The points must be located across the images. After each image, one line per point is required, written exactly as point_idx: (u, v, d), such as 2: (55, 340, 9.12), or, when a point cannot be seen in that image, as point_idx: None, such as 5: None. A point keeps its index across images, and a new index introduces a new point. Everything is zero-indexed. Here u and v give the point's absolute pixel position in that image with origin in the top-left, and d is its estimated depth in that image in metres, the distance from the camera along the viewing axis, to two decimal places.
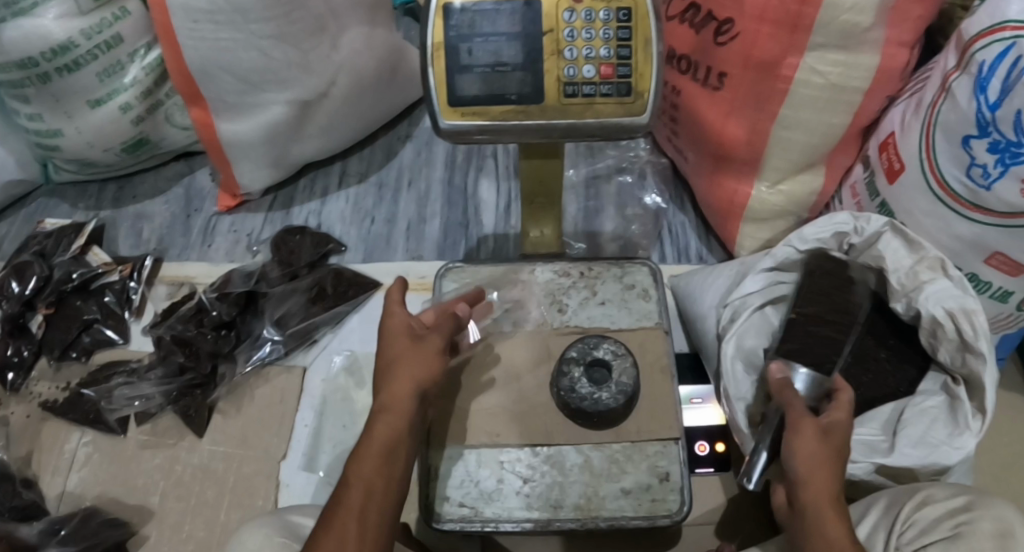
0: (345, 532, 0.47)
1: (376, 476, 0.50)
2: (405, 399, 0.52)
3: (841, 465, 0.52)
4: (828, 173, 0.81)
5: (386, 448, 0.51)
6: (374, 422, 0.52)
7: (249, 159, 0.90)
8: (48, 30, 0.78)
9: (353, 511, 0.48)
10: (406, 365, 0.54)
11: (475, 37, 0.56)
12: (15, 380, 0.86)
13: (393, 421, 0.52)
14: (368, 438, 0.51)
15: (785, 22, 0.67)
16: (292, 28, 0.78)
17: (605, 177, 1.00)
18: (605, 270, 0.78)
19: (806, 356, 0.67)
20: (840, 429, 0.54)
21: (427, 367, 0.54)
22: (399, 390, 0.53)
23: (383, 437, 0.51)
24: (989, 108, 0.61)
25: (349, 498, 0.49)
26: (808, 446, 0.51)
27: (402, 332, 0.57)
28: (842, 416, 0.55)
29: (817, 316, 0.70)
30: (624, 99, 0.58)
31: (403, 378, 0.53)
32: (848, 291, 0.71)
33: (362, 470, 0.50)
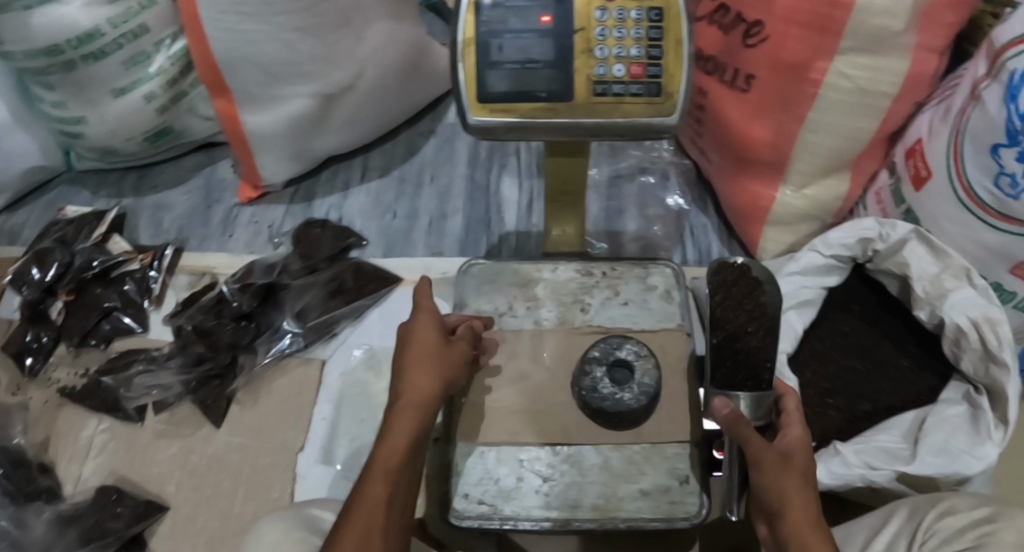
0: (373, 518, 0.47)
1: (394, 471, 0.50)
2: (430, 394, 0.54)
3: (813, 486, 0.49)
4: (853, 179, 0.81)
5: (412, 439, 0.51)
6: (400, 413, 0.52)
7: (271, 151, 0.90)
8: (74, 18, 0.78)
9: (381, 502, 0.48)
10: (428, 363, 0.56)
11: (505, 33, 0.56)
12: (34, 366, 0.86)
13: (420, 413, 0.53)
14: (393, 426, 0.52)
15: (816, 25, 0.66)
16: (318, 21, 0.78)
17: (627, 177, 0.99)
18: (628, 271, 0.78)
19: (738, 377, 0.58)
20: (800, 447, 0.50)
21: (446, 368, 0.56)
22: (427, 382, 0.54)
23: (407, 432, 0.52)
24: (1019, 116, 0.60)
25: (372, 488, 0.49)
26: (778, 479, 0.48)
27: (422, 329, 0.58)
28: (797, 431, 0.51)
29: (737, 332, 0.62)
30: (653, 99, 0.57)
31: (424, 374, 0.55)
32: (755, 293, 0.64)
33: (386, 458, 0.50)
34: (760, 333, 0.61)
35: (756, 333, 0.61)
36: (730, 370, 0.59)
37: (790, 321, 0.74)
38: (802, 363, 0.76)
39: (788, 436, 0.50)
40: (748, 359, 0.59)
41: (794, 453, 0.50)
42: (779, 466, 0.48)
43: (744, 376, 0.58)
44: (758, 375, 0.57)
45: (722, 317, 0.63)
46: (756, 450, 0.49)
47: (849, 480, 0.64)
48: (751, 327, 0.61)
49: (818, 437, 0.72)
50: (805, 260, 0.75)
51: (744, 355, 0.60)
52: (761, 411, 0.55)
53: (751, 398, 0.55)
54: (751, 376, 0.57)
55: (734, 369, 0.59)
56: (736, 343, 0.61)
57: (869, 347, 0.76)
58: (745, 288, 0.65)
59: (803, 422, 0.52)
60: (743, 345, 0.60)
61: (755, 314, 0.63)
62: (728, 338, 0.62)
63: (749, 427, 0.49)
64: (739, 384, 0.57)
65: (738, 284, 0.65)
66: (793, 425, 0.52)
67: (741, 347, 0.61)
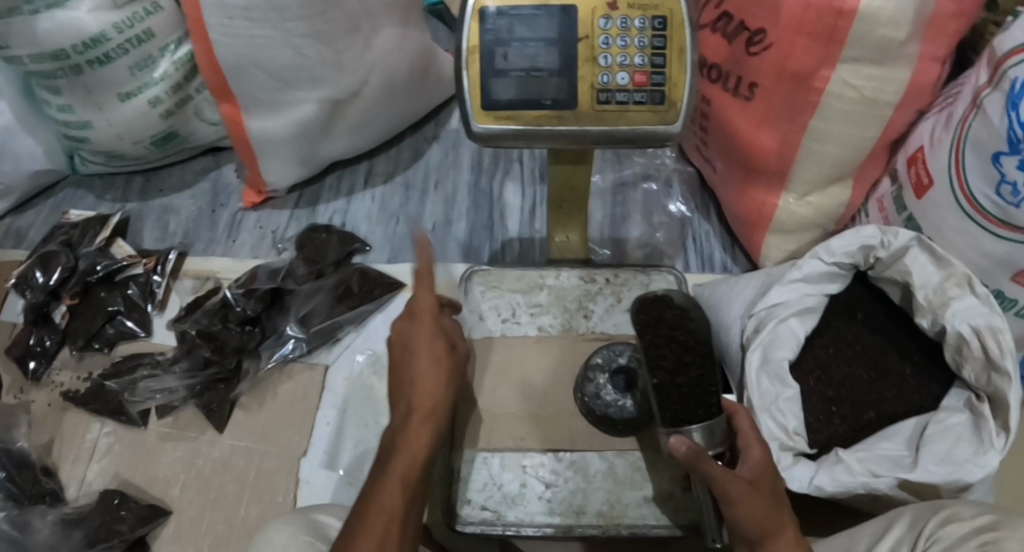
0: (387, 530, 0.48)
1: (409, 484, 0.51)
2: (436, 402, 0.54)
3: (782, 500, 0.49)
4: (855, 187, 0.81)
5: (423, 452, 0.52)
6: (415, 426, 0.53)
7: (278, 155, 0.90)
8: (81, 23, 0.78)
9: (396, 514, 0.49)
10: (435, 372, 0.55)
11: (512, 42, 0.57)
12: (38, 370, 0.86)
13: (429, 425, 0.53)
14: (406, 440, 0.52)
15: (822, 34, 0.66)
16: (327, 27, 0.78)
17: (631, 184, 1.00)
18: (632, 277, 0.79)
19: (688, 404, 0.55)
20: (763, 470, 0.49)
21: (453, 375, 0.56)
22: (437, 393, 0.54)
23: (424, 441, 0.53)
24: (1021, 125, 0.60)
25: (389, 498, 0.49)
26: (754, 507, 0.47)
27: (426, 332, 0.57)
28: (757, 453, 0.50)
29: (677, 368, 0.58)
30: (657, 108, 0.58)
31: (442, 381, 0.55)
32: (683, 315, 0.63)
33: (399, 472, 0.51)
34: (697, 363, 0.59)
35: (694, 362, 0.58)
36: (678, 404, 0.55)
37: (792, 328, 0.73)
38: (805, 370, 0.76)
39: (752, 463, 0.49)
40: (694, 389, 0.56)
41: (761, 479, 0.49)
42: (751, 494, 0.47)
43: (694, 405, 0.55)
44: (706, 403, 0.55)
45: (658, 358, 0.59)
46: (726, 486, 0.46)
47: (852, 487, 0.64)
48: (687, 357, 0.59)
49: (821, 445, 0.72)
50: (807, 267, 0.74)
51: (690, 388, 0.57)
52: (717, 438, 0.52)
53: (705, 429, 0.52)
54: (699, 404, 0.55)
55: (681, 402, 0.56)
56: (678, 378, 0.57)
57: (874, 355, 0.76)
58: (676, 317, 0.62)
59: (761, 442, 0.51)
60: (684, 378, 0.57)
61: (688, 344, 0.60)
62: (668, 376, 0.58)
63: (711, 462, 0.46)
64: (693, 415, 0.54)
65: (665, 319, 0.62)
66: (754, 448, 0.50)
67: (683, 382, 0.57)
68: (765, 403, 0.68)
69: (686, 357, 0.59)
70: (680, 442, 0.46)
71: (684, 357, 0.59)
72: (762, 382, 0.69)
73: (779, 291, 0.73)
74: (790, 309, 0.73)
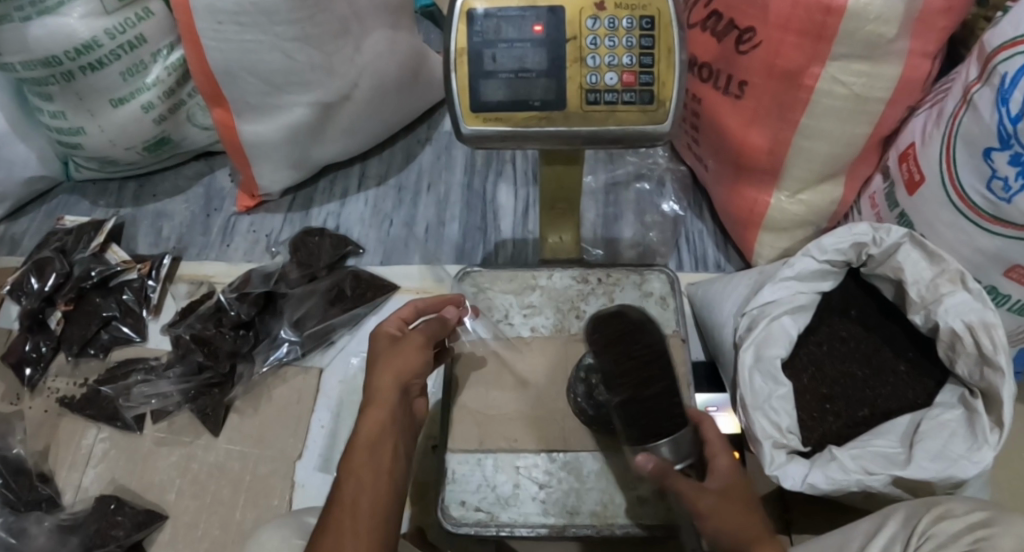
0: (340, 524, 0.49)
1: (362, 471, 0.53)
2: (381, 394, 0.56)
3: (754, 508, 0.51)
4: (847, 184, 0.81)
5: (373, 437, 0.54)
6: (365, 414, 0.55)
7: (270, 159, 0.91)
8: (73, 29, 0.78)
9: (346, 506, 0.50)
10: (385, 365, 0.58)
11: (499, 43, 0.57)
12: (33, 377, 0.87)
13: (378, 408, 0.56)
14: (355, 436, 0.55)
15: (810, 31, 0.67)
16: (317, 30, 0.78)
17: (624, 184, 1.00)
18: (625, 277, 0.80)
19: (651, 424, 0.52)
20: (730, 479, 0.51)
21: (401, 362, 0.58)
22: (384, 381, 0.57)
23: (371, 430, 0.54)
24: (1011, 120, 0.60)
25: (341, 494, 0.51)
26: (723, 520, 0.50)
27: (381, 339, 0.61)
28: (725, 462, 0.52)
29: (636, 385, 0.54)
30: (646, 107, 0.58)
31: (387, 374, 0.57)
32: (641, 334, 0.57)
33: (354, 464, 0.53)
34: (660, 373, 0.54)
35: (656, 375, 0.54)
36: (646, 423, 0.52)
37: (785, 326, 0.73)
38: (799, 368, 0.76)
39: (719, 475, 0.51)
40: (658, 402, 0.53)
41: (730, 488, 0.51)
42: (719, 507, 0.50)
43: (660, 420, 0.52)
44: (670, 414, 0.53)
45: (616, 375, 0.55)
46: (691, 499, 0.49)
47: (845, 484, 0.63)
48: (647, 372, 0.54)
49: (815, 442, 0.72)
50: (800, 265, 0.74)
51: (654, 404, 0.53)
52: (684, 451, 0.51)
53: (672, 442, 0.51)
54: (664, 417, 0.52)
55: (645, 418, 0.53)
56: (641, 394, 0.53)
57: (868, 352, 0.76)
58: (631, 329, 0.57)
59: (727, 450, 0.53)
60: (650, 393, 0.53)
61: (646, 360, 0.55)
62: (632, 391, 0.54)
63: (679, 478, 0.50)
64: (660, 429, 0.52)
65: (621, 334, 0.57)
66: (721, 457, 0.52)
67: (647, 397, 0.53)
68: (758, 402, 0.69)
69: (648, 372, 0.54)
70: (648, 460, 0.50)
71: (645, 373, 0.54)
72: (755, 380, 0.69)
73: (773, 289, 0.73)
74: (783, 307, 0.73)
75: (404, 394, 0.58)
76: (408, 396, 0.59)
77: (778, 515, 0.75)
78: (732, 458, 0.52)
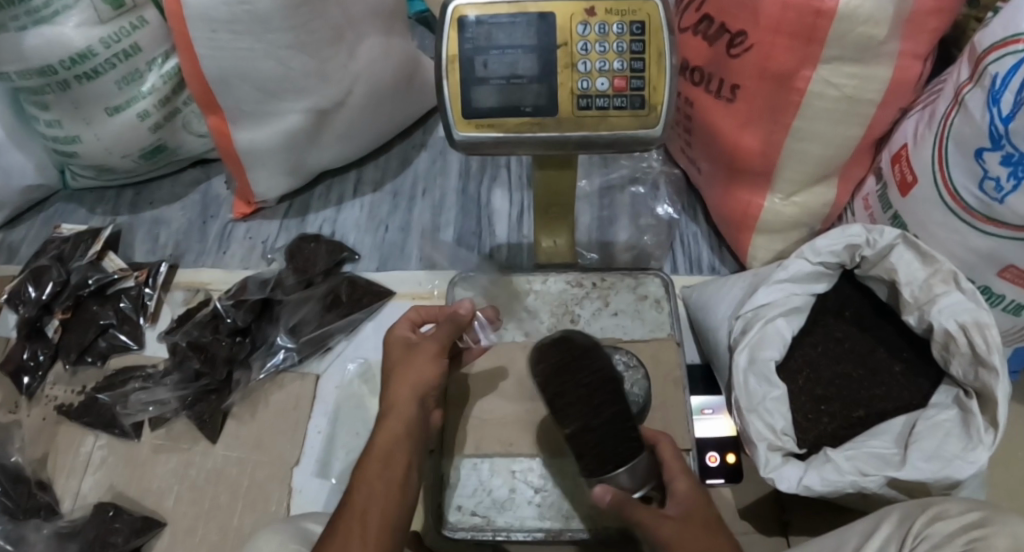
0: (351, 531, 0.53)
1: (375, 481, 0.57)
2: (404, 404, 0.61)
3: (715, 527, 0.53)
4: (840, 185, 0.81)
5: (388, 449, 0.58)
6: (381, 426, 0.60)
7: (265, 167, 0.91)
8: (68, 38, 0.79)
9: (357, 514, 0.54)
10: (403, 377, 0.62)
11: (491, 49, 0.57)
12: (31, 385, 0.87)
13: (394, 421, 0.60)
14: (371, 447, 0.59)
15: (801, 34, 0.67)
16: (310, 38, 0.78)
17: (619, 187, 1.00)
18: (619, 281, 0.83)
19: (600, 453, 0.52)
20: (692, 502, 0.53)
21: (416, 376, 0.62)
22: (401, 396, 0.61)
23: (386, 441, 0.59)
24: (1003, 121, 0.61)
25: (355, 501, 0.56)
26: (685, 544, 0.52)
27: (398, 350, 0.65)
28: (684, 485, 0.54)
29: (584, 418, 0.52)
30: (638, 112, 0.58)
31: (404, 386, 0.62)
32: (586, 359, 0.55)
33: (367, 474, 0.57)
34: (610, 399, 0.53)
35: (605, 400, 0.53)
36: (601, 452, 0.52)
37: (779, 328, 0.73)
38: (794, 370, 0.76)
39: (680, 500, 0.53)
40: (611, 430, 0.52)
41: (691, 511, 0.53)
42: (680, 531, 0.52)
43: (614, 447, 0.52)
44: (625, 440, 0.52)
45: (565, 406, 0.53)
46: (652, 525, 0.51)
47: (840, 486, 0.64)
48: (596, 400, 0.52)
49: (811, 444, 0.72)
50: (793, 267, 0.74)
51: (606, 431, 0.52)
52: (641, 478, 0.52)
53: (629, 469, 0.51)
54: (617, 443, 0.52)
55: (599, 447, 0.52)
56: (592, 423, 0.52)
57: (863, 353, 0.76)
58: (576, 356, 0.55)
59: (686, 472, 0.55)
60: (599, 421, 0.52)
61: (593, 388, 0.53)
62: (581, 423, 0.52)
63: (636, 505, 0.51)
64: (615, 455, 0.52)
65: (567, 363, 0.54)
66: (679, 480, 0.54)
67: (597, 425, 0.52)
68: (753, 405, 0.69)
69: (596, 398, 0.53)
70: (605, 492, 0.50)
71: (593, 400, 0.53)
72: (750, 383, 0.70)
73: (766, 291, 0.74)
74: (776, 309, 0.73)
75: (420, 406, 0.62)
76: (424, 407, 0.62)
77: (774, 517, 0.75)
78: (691, 480, 0.54)
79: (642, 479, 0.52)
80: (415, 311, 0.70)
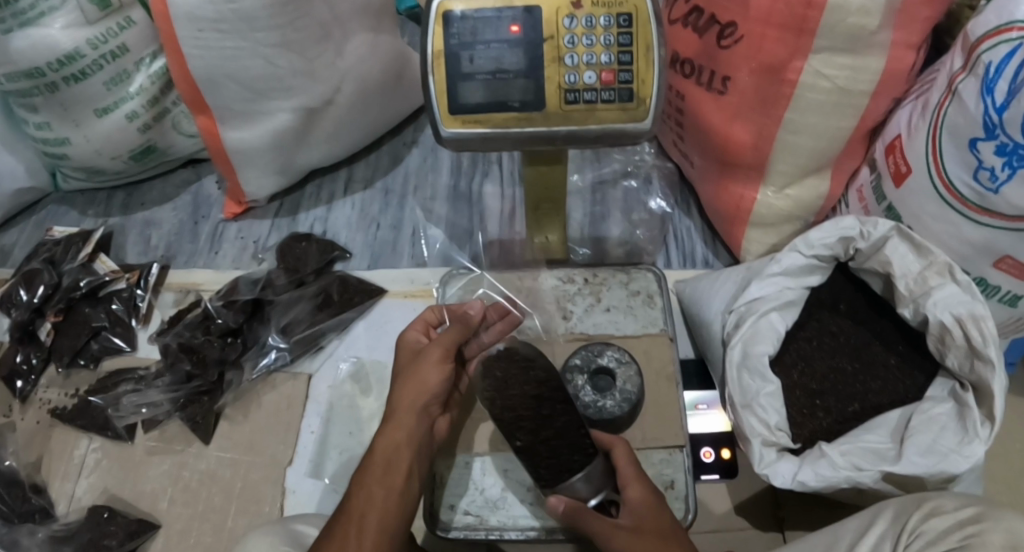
0: (347, 535, 0.53)
1: (374, 487, 0.57)
2: (405, 410, 0.61)
3: (670, 533, 0.56)
4: (834, 177, 0.81)
5: (389, 456, 0.59)
6: (383, 431, 0.60)
7: (255, 166, 0.90)
8: (55, 40, 0.78)
9: (354, 518, 0.55)
10: (406, 383, 0.62)
11: (477, 44, 0.56)
12: (25, 388, 0.86)
13: (394, 427, 0.60)
14: (372, 451, 0.59)
15: (791, 25, 0.66)
16: (297, 36, 0.78)
17: (611, 182, 0.99)
18: (610, 277, 0.83)
19: (550, 461, 0.59)
20: (642, 508, 0.57)
21: (421, 382, 0.62)
22: (403, 402, 0.61)
23: (385, 449, 0.59)
24: (996, 110, 0.60)
25: (353, 505, 0.56)
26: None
27: (406, 357, 0.65)
28: (637, 492, 0.58)
29: (534, 428, 0.59)
30: (626, 105, 0.57)
31: (407, 392, 0.61)
32: (532, 371, 0.61)
33: (366, 480, 0.58)
34: (559, 410, 0.60)
35: (555, 411, 0.60)
36: (554, 461, 0.59)
37: (773, 323, 0.72)
38: (788, 365, 0.75)
39: (632, 508, 0.57)
40: (562, 439, 0.59)
41: (642, 519, 0.56)
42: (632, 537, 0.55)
43: (569, 455, 0.58)
44: (580, 447, 0.59)
45: (516, 419, 0.59)
46: (603, 532, 0.56)
47: (835, 482, 0.63)
48: (545, 411, 0.59)
49: (805, 439, 0.71)
50: (786, 260, 0.73)
51: (557, 439, 0.59)
52: (595, 485, 0.58)
53: (585, 477, 0.57)
54: (572, 450, 0.59)
55: (554, 456, 0.59)
56: (542, 433, 0.59)
57: (858, 347, 0.76)
58: (522, 368, 0.61)
59: (638, 477, 0.59)
60: (550, 431, 0.59)
61: (540, 399, 0.60)
62: (531, 435, 0.59)
63: (588, 513, 0.56)
64: (571, 463, 0.58)
65: (512, 376, 0.61)
66: (630, 487, 0.58)
67: (550, 436, 0.59)
68: (747, 400, 0.68)
69: (547, 408, 0.59)
70: (558, 501, 0.57)
71: (542, 411, 0.59)
72: (744, 378, 0.69)
73: (759, 286, 0.73)
74: (770, 303, 0.72)
75: (422, 415, 0.62)
76: (427, 415, 0.62)
77: (770, 512, 0.74)
78: (642, 486, 0.58)
79: (598, 484, 0.58)
80: (427, 313, 0.70)
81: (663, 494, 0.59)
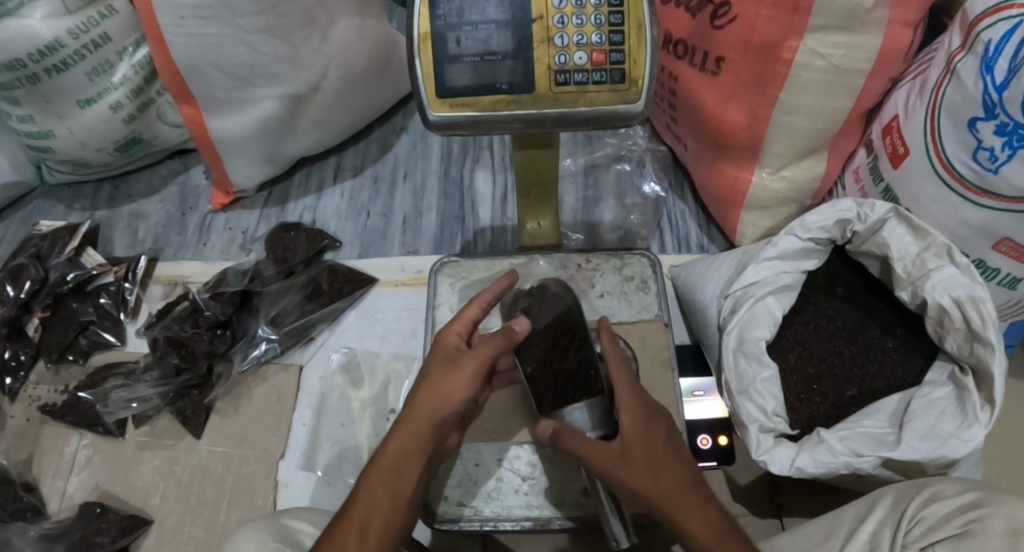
0: (346, 543, 0.53)
1: (379, 490, 0.55)
2: (421, 419, 0.57)
3: (660, 460, 0.54)
4: (830, 159, 0.79)
5: (396, 462, 0.56)
6: (396, 432, 0.57)
7: (242, 155, 0.89)
8: (35, 30, 0.76)
9: (355, 526, 0.54)
10: (429, 389, 0.57)
11: (463, 26, 0.54)
12: (12, 386, 0.85)
13: (407, 435, 0.56)
14: (382, 453, 0.57)
15: (785, 3, 0.65)
16: (281, 21, 0.76)
17: (604, 166, 0.97)
18: (604, 263, 0.82)
19: (555, 396, 0.61)
20: (633, 434, 0.54)
21: (444, 393, 0.57)
22: (420, 410, 0.57)
23: (393, 454, 0.56)
24: (996, 89, 0.59)
25: (354, 510, 0.55)
26: (628, 478, 0.53)
27: (437, 357, 0.60)
28: (627, 419, 0.55)
29: (542, 362, 0.64)
30: (617, 87, 0.56)
31: (428, 397, 0.57)
32: (555, 306, 0.67)
33: (372, 482, 0.56)
34: (573, 347, 0.64)
35: (569, 349, 0.64)
36: (559, 394, 0.62)
37: (769, 307, 0.71)
38: (785, 349, 0.74)
39: (624, 431, 0.54)
40: (569, 377, 0.62)
41: (633, 445, 0.54)
42: (621, 465, 0.53)
43: (573, 395, 0.60)
44: (586, 390, 0.60)
45: (530, 348, 0.65)
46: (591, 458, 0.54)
47: (833, 468, 0.62)
48: (560, 347, 0.64)
49: (802, 425, 0.71)
50: (782, 245, 0.72)
51: (565, 376, 0.62)
52: (597, 420, 0.58)
53: (586, 407, 0.59)
54: (577, 391, 0.61)
55: (560, 393, 0.61)
56: (553, 366, 0.63)
57: (855, 331, 0.75)
58: (550, 304, 0.68)
59: (632, 402, 0.56)
60: (560, 368, 0.63)
61: (558, 332, 0.65)
62: (542, 365, 0.64)
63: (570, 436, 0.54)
64: (570, 397, 0.61)
65: (542, 306, 0.68)
66: (623, 411, 0.55)
67: (558, 373, 0.63)
68: (743, 385, 0.67)
69: (561, 343, 0.64)
70: (547, 426, 0.57)
71: (555, 347, 0.64)
72: (740, 363, 0.68)
73: (755, 271, 0.72)
74: (764, 289, 0.71)
75: (439, 427, 0.57)
76: (443, 429, 0.58)
77: (768, 499, 0.74)
78: (635, 412, 0.55)
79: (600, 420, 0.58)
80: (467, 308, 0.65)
81: (663, 417, 0.57)
